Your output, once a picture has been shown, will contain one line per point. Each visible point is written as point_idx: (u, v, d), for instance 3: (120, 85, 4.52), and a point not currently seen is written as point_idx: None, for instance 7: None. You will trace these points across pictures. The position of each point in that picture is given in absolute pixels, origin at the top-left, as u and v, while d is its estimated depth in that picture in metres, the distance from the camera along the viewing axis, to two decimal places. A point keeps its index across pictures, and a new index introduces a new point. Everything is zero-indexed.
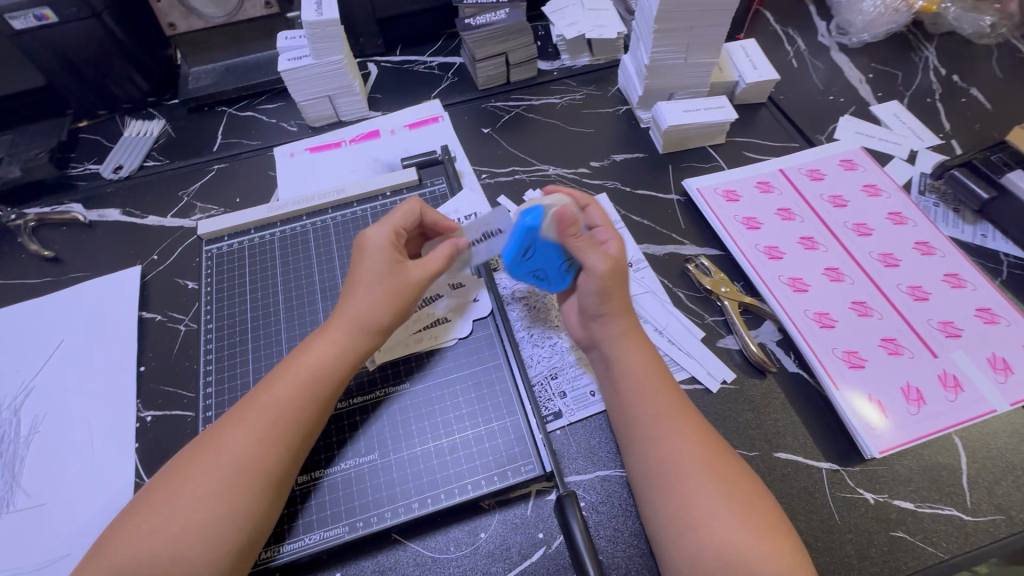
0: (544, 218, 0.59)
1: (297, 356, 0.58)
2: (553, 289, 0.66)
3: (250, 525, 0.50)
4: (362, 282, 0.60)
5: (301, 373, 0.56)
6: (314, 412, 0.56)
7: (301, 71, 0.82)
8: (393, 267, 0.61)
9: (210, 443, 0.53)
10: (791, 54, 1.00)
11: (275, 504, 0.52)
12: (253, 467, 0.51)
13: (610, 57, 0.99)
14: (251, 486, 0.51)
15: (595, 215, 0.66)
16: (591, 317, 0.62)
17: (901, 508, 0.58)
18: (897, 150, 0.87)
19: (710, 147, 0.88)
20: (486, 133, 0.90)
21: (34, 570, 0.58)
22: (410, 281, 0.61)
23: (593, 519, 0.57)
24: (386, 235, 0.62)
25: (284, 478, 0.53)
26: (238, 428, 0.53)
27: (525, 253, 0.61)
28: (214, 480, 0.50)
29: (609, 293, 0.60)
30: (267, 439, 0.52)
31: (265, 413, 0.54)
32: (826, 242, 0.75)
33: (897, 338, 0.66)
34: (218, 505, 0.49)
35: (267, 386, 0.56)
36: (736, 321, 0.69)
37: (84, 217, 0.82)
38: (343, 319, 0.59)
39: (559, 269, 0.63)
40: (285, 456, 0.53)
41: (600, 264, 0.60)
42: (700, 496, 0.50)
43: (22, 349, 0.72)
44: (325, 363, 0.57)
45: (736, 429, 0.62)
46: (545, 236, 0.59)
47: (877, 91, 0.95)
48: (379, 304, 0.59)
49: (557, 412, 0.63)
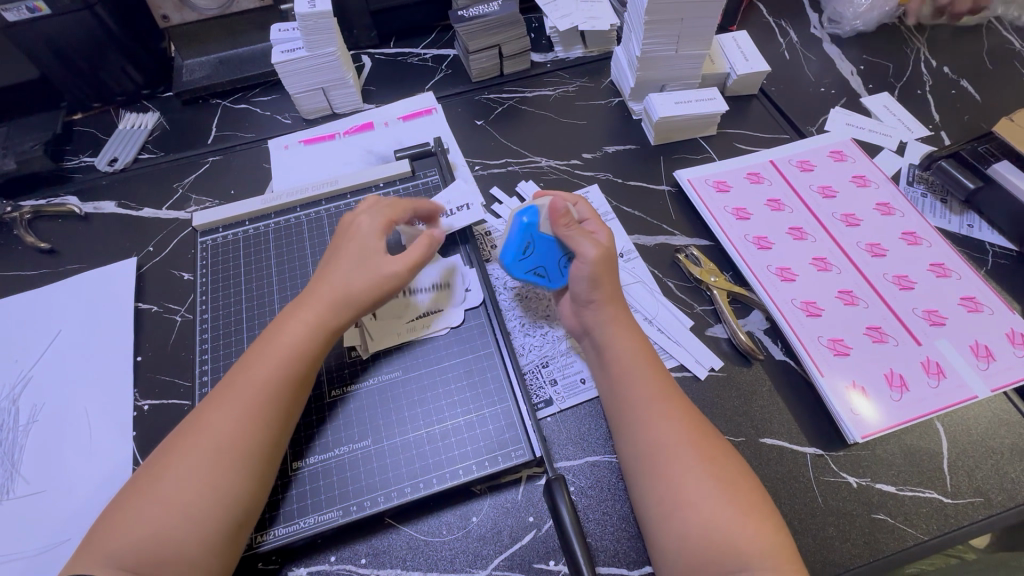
0: (539, 214, 0.65)
1: (272, 336, 0.59)
2: (555, 288, 0.67)
3: (237, 500, 0.51)
4: (344, 267, 0.62)
5: (277, 353, 0.57)
6: (292, 388, 0.57)
7: (295, 64, 0.82)
8: (372, 256, 0.62)
9: (193, 425, 0.54)
10: (783, 46, 1.01)
11: (263, 478, 0.53)
12: (235, 445, 0.52)
13: (604, 49, 0.99)
14: (234, 463, 0.52)
15: (583, 211, 0.68)
16: (583, 304, 0.63)
17: (882, 491, 0.59)
18: (887, 142, 0.88)
19: (702, 139, 0.88)
20: (479, 125, 0.91)
21: (34, 554, 0.59)
22: (389, 271, 0.62)
23: (582, 503, 0.58)
24: (373, 225, 0.64)
25: (268, 455, 0.54)
26: (217, 409, 0.54)
27: (525, 249, 0.65)
28: (198, 460, 0.51)
29: (600, 279, 0.62)
30: (246, 416, 0.54)
31: (242, 392, 0.55)
32: (814, 232, 0.76)
33: (882, 326, 0.68)
34: (204, 481, 0.51)
35: (243, 367, 0.57)
36: (724, 310, 0.70)
37: (80, 209, 0.82)
38: (320, 301, 0.60)
39: (559, 264, 0.65)
40: (266, 432, 0.54)
41: (591, 249, 0.62)
42: (686, 478, 0.52)
43: (20, 339, 0.72)
44: (299, 343, 0.58)
45: (724, 416, 0.64)
46: (542, 230, 0.65)
47: (868, 83, 0.96)
48: (359, 289, 0.60)
49: (548, 400, 0.64)
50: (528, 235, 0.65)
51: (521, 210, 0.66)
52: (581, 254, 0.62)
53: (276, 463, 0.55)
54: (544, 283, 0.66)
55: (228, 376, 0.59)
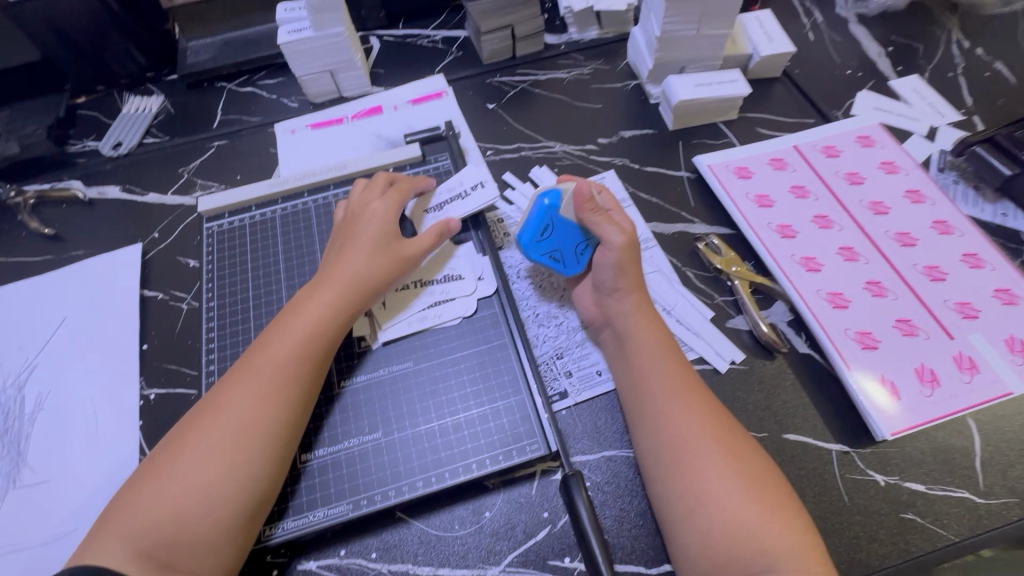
0: (561, 197, 0.63)
1: (290, 317, 0.58)
2: (569, 274, 0.65)
3: (253, 484, 0.50)
4: (362, 247, 0.62)
5: (296, 333, 0.56)
6: (311, 371, 0.55)
7: (302, 44, 0.80)
8: (389, 239, 0.63)
9: (209, 407, 0.52)
10: (807, 27, 0.97)
11: (280, 463, 0.52)
12: (252, 425, 0.51)
13: (620, 30, 0.96)
14: (251, 444, 0.50)
15: (606, 201, 0.66)
16: (606, 293, 0.62)
17: (911, 491, 0.57)
18: (916, 126, 0.84)
19: (722, 123, 0.85)
20: (491, 109, 0.88)
21: (40, 544, 0.58)
22: (409, 254, 0.64)
23: (599, 499, 0.57)
24: (388, 206, 0.65)
25: (284, 437, 0.52)
26: (235, 389, 0.53)
27: (545, 231, 0.64)
28: (215, 439, 0.50)
29: (627, 266, 0.61)
30: (263, 397, 0.52)
31: (261, 371, 0.54)
32: (841, 221, 0.73)
33: (912, 319, 0.65)
34: (220, 463, 0.49)
35: (262, 346, 0.56)
36: (746, 301, 0.67)
37: (85, 194, 0.81)
38: (340, 281, 0.59)
39: (577, 250, 0.64)
40: (284, 412, 0.52)
41: (618, 236, 0.61)
42: (710, 475, 0.50)
43: (25, 326, 0.71)
44: (319, 322, 0.57)
45: (745, 411, 0.61)
46: (563, 214, 0.63)
47: (896, 65, 0.92)
48: (378, 269, 0.61)
49: (563, 392, 0.62)
50: (549, 217, 0.63)
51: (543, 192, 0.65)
52: (608, 240, 0.61)
53: (294, 448, 0.53)
54: (559, 269, 0.65)
55: (244, 357, 0.57)
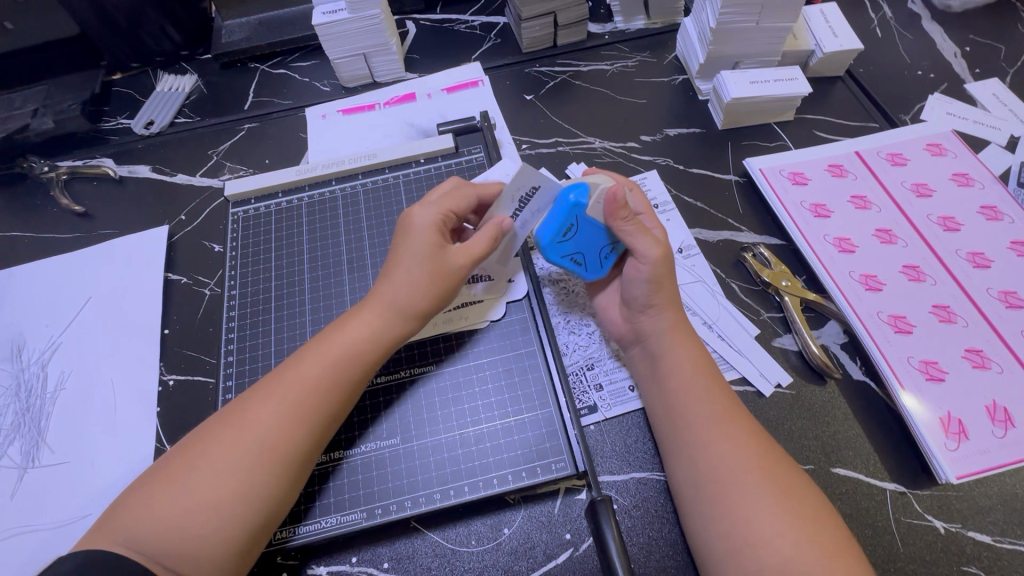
0: (590, 195, 0.55)
1: (330, 333, 0.55)
2: (589, 278, 0.60)
3: (270, 507, 0.48)
4: (404, 259, 0.56)
5: (331, 352, 0.53)
6: (342, 398, 0.52)
7: (336, 26, 0.77)
8: (436, 249, 0.56)
9: (234, 416, 0.50)
10: (875, 22, 0.89)
11: (296, 486, 0.50)
12: (275, 448, 0.49)
13: (669, 21, 0.90)
14: (271, 466, 0.48)
15: (638, 201, 0.61)
16: (637, 310, 0.57)
17: (975, 541, 0.52)
18: (994, 135, 0.77)
19: (776, 124, 0.79)
20: (529, 100, 0.84)
21: (53, 528, 0.58)
22: (452, 270, 0.56)
23: (625, 524, 0.53)
24: (432, 215, 0.57)
25: (307, 461, 0.50)
26: (262, 403, 0.50)
27: (567, 232, 0.57)
28: (233, 457, 0.48)
29: (662, 281, 0.56)
30: (292, 418, 0.50)
31: (290, 389, 0.51)
32: (906, 237, 0.66)
33: (984, 350, 0.59)
34: (237, 483, 0.47)
35: (296, 360, 0.53)
36: (797, 320, 0.62)
37: (114, 172, 0.80)
38: (382, 301, 0.55)
39: (601, 254, 0.59)
40: (309, 438, 0.50)
41: (653, 249, 0.55)
42: (761, 507, 0.45)
43: (52, 303, 0.71)
44: (357, 345, 0.54)
45: (792, 440, 0.57)
46: (591, 214, 0.56)
47: (973, 67, 0.84)
48: (417, 285, 0.55)
49: (592, 406, 0.59)
50: (574, 217, 0.56)
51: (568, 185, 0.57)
52: (642, 252, 0.56)
53: (311, 468, 0.51)
54: (579, 272, 0.60)
55: (276, 366, 0.55)
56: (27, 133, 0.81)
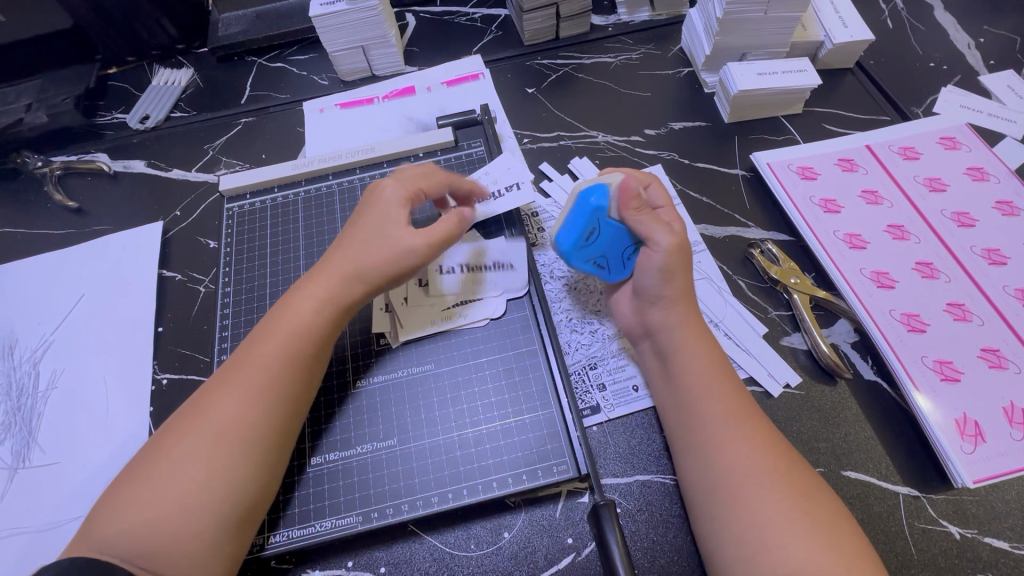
0: (607, 196, 0.54)
1: (281, 312, 0.53)
2: (612, 281, 0.59)
3: (241, 493, 0.46)
4: (365, 235, 0.55)
5: (285, 331, 0.51)
6: (300, 375, 0.51)
7: (334, 18, 0.75)
8: (393, 225, 0.54)
9: (196, 407, 0.49)
10: (886, 13, 0.87)
11: (268, 472, 0.48)
12: (235, 431, 0.47)
13: (674, 12, 0.88)
14: (235, 450, 0.47)
15: (656, 195, 0.58)
16: (647, 302, 0.55)
17: (991, 547, 0.50)
18: (1010, 128, 0.74)
19: (784, 117, 0.77)
20: (530, 93, 0.82)
21: (42, 530, 0.56)
22: (403, 245, 0.54)
23: (629, 528, 0.51)
24: (399, 191, 0.56)
25: (277, 444, 0.49)
26: (218, 392, 0.49)
27: (587, 237, 0.55)
28: (195, 445, 0.46)
29: (674, 271, 0.54)
30: (250, 400, 0.48)
31: (246, 373, 0.49)
32: (919, 233, 0.65)
33: (1001, 349, 0.57)
34: (202, 471, 0.45)
35: (251, 344, 0.52)
36: (806, 318, 0.60)
37: (109, 167, 0.79)
38: (335, 277, 0.54)
39: (623, 255, 0.57)
40: (272, 417, 0.49)
41: (668, 237, 0.53)
42: (772, 511, 0.44)
43: (44, 301, 0.70)
44: (311, 321, 0.52)
45: (801, 442, 0.55)
46: (610, 215, 0.54)
47: (988, 58, 0.81)
48: (380, 266, 0.53)
49: (595, 406, 0.57)
50: (594, 220, 0.54)
51: (587, 189, 0.55)
52: (656, 240, 0.53)
53: (283, 451, 0.50)
54: (602, 275, 0.58)
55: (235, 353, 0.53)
56: (20, 128, 0.79)
